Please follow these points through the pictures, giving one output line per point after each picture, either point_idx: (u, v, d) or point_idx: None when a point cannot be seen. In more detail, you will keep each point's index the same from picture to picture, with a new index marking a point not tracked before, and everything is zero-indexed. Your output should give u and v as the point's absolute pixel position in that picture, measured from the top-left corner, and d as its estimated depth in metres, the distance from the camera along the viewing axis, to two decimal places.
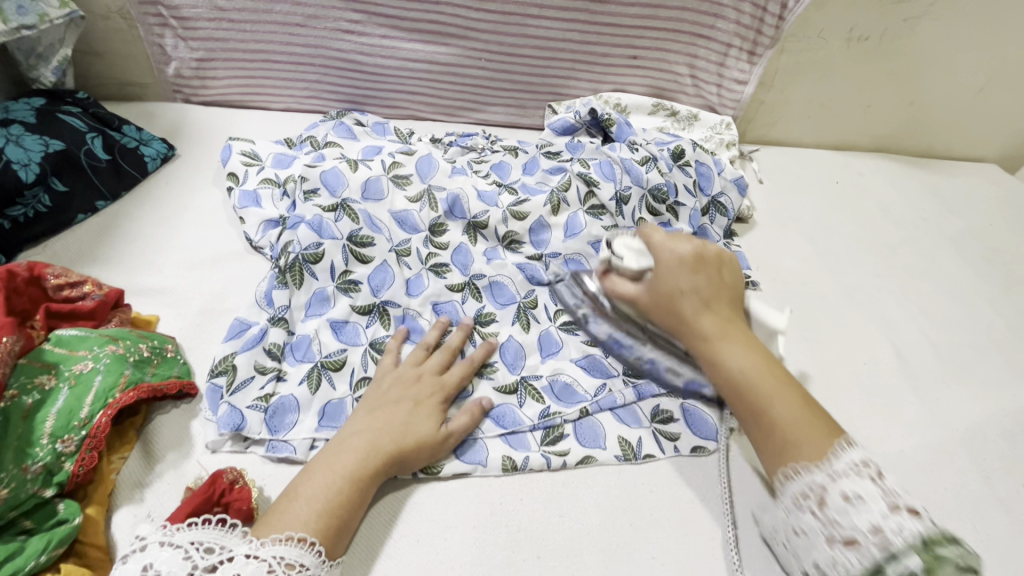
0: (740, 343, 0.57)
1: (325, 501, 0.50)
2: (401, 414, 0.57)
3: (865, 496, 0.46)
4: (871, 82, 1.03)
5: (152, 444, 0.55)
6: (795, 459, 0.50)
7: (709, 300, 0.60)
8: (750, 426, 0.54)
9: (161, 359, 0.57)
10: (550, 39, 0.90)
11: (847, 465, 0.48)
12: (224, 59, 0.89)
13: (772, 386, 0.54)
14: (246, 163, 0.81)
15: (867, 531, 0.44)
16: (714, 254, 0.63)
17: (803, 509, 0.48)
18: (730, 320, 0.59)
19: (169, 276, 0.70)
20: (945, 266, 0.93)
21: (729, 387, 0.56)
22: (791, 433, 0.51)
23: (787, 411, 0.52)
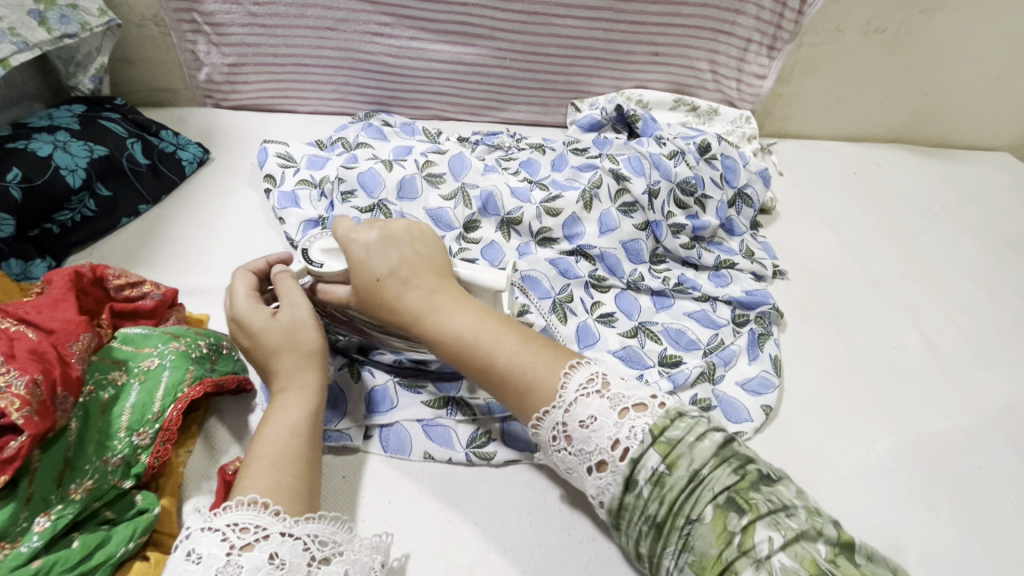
0: (457, 308, 0.53)
1: (274, 453, 0.49)
2: (274, 342, 0.54)
3: (596, 416, 0.45)
4: (888, 74, 1.04)
5: (215, 438, 0.56)
6: (530, 403, 0.49)
7: (408, 277, 0.54)
8: (489, 387, 0.51)
9: (219, 356, 0.59)
10: (574, 38, 0.92)
11: (575, 387, 0.47)
12: (255, 64, 0.91)
13: (499, 333, 0.51)
14: (282, 165, 0.83)
15: (609, 447, 0.45)
16: (405, 228, 0.57)
17: (562, 447, 0.47)
18: (440, 284, 0.54)
19: (215, 276, 0.72)
20: (965, 252, 0.95)
21: (453, 357, 0.51)
22: (484, 353, 0.50)
23: (511, 351, 0.50)
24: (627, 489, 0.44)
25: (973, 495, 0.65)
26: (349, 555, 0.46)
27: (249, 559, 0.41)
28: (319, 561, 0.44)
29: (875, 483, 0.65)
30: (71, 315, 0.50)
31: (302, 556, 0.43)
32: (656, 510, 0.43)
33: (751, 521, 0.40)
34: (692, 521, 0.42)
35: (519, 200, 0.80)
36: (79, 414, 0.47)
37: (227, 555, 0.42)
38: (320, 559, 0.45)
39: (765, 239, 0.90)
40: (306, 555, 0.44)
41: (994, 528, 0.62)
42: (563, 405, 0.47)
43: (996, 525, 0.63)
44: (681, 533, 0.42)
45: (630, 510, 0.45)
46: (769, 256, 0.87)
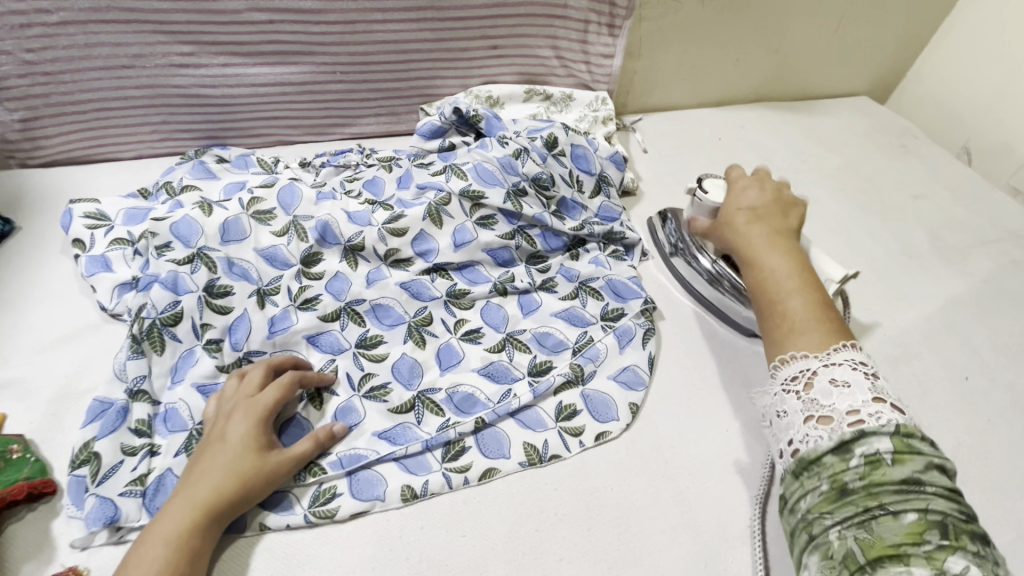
0: (776, 250, 0.63)
1: (145, 575, 0.46)
2: (221, 458, 0.53)
3: (850, 382, 0.50)
4: (733, 37, 1.04)
5: (5, 558, 0.50)
6: (796, 343, 0.55)
7: (764, 214, 0.68)
8: (764, 321, 0.59)
9: (4, 465, 0.54)
10: (404, 42, 0.87)
11: (843, 358, 0.52)
12: (52, 116, 0.82)
13: (794, 287, 0.59)
14: (90, 226, 0.75)
15: (844, 413, 0.48)
16: (775, 189, 0.71)
17: (789, 389, 0.53)
18: (777, 236, 0.65)
19: (17, 365, 0.64)
20: (824, 205, 0.97)
21: (755, 286, 0.62)
22: (782, 292, 0.59)
23: (800, 305, 0.58)
24: (835, 449, 0.46)
25: None
26: None
27: None
28: None
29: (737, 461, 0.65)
30: None
31: None
32: (853, 481, 0.44)
33: (952, 545, 0.39)
34: (884, 509, 0.41)
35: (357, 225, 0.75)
36: None
37: None
38: None
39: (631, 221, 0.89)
40: None
41: None
42: (823, 359, 0.52)
43: None
44: (863, 508, 0.42)
45: (821, 467, 0.46)
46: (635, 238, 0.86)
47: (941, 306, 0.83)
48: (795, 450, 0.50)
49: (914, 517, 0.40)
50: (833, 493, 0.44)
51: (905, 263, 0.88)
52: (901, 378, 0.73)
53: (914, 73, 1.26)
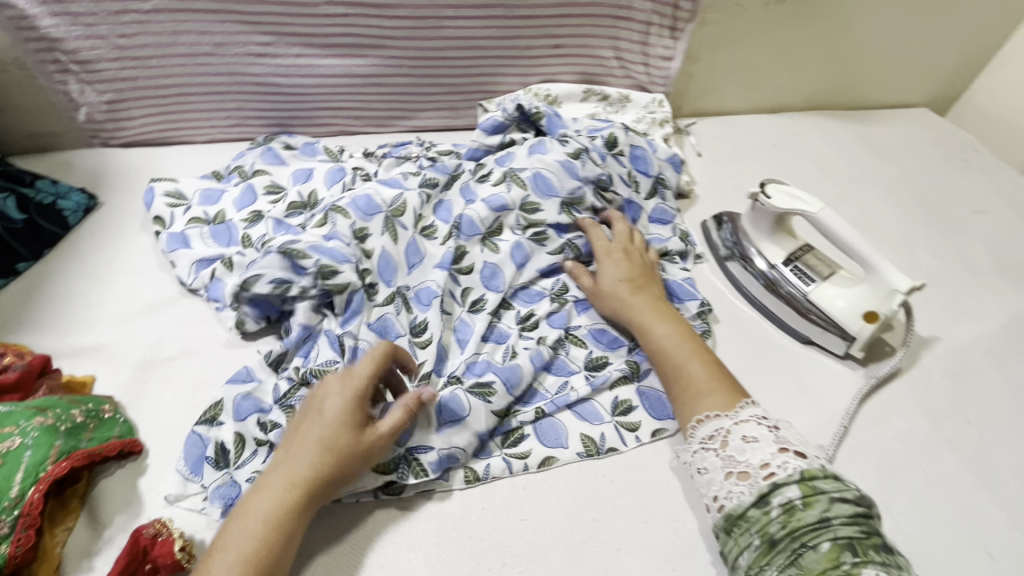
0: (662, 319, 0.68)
1: (242, 547, 0.48)
2: (314, 433, 0.53)
3: (759, 438, 0.53)
4: (794, 43, 1.04)
5: (98, 510, 0.54)
6: (708, 404, 0.58)
7: (636, 283, 0.72)
8: (672, 387, 0.63)
9: (97, 423, 0.56)
10: (469, 38, 0.89)
11: (749, 415, 0.56)
12: (136, 99, 0.86)
13: (687, 351, 0.64)
14: (170, 205, 0.79)
15: (757, 466, 0.51)
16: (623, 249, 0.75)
17: (706, 448, 0.55)
18: (658, 302, 0.69)
19: (104, 331, 0.68)
20: (882, 216, 0.95)
21: (656, 354, 0.65)
22: (684, 359, 0.63)
23: (702, 367, 0.62)
24: (757, 503, 0.49)
25: (888, 467, 0.65)
26: None
27: None
28: None
29: None
30: None
31: None
32: (777, 530, 0.47)
33: (863, 561, 0.44)
34: (807, 547, 0.46)
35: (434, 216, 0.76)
36: None
37: None
38: None
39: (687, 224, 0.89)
40: None
41: (907, 498, 0.63)
42: (733, 417, 0.56)
43: (908, 495, 0.63)
44: (792, 552, 0.46)
45: (750, 522, 0.49)
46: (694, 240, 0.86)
47: (1004, 323, 0.81)
48: (720, 507, 0.52)
49: (828, 547, 0.45)
50: (765, 546, 0.47)
51: (966, 279, 0.86)
52: (962, 394, 0.72)
53: (977, 86, 1.23)
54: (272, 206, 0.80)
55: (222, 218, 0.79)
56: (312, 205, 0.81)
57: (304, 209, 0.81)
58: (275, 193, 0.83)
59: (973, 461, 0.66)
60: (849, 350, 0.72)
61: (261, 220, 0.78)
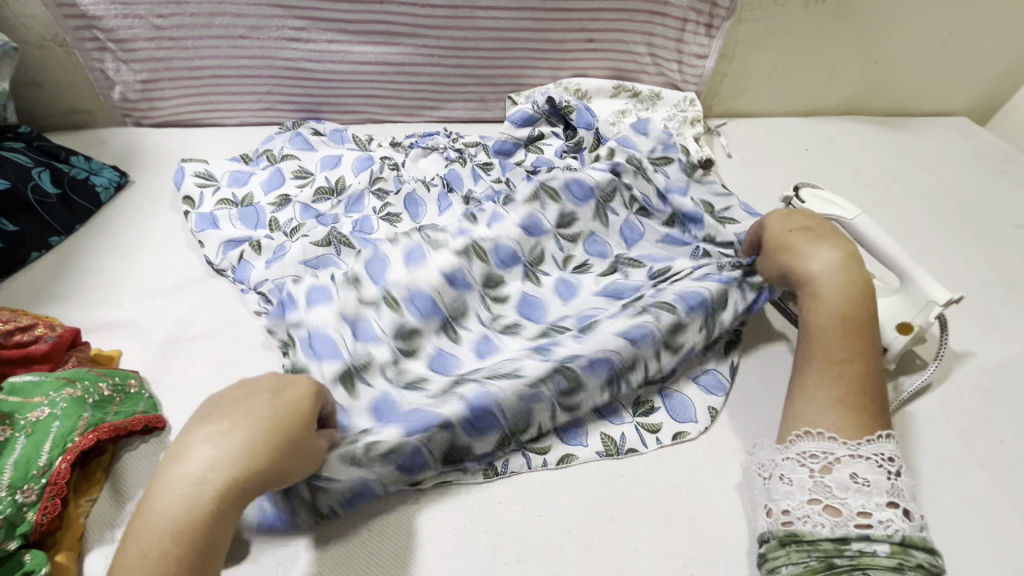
0: (830, 290, 0.61)
1: (171, 534, 0.41)
2: (257, 415, 0.46)
3: (871, 483, 0.51)
4: (833, 46, 1.01)
5: (121, 482, 0.54)
6: (835, 421, 0.56)
7: (825, 238, 0.64)
8: (803, 378, 0.60)
9: (123, 397, 0.56)
10: (502, 30, 0.88)
11: (874, 452, 0.53)
12: (170, 79, 0.87)
13: (834, 351, 0.59)
14: (200, 185, 0.80)
15: (856, 512, 0.50)
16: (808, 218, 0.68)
17: (803, 463, 0.54)
18: (847, 268, 0.62)
19: (131, 307, 0.69)
20: (917, 226, 0.93)
21: (812, 335, 0.61)
22: (835, 359, 0.59)
23: (833, 377, 0.58)
24: (834, 539, 0.49)
25: (917, 482, 0.63)
26: None
27: None
28: None
29: None
30: None
31: None
32: (839, 563, 0.48)
33: None
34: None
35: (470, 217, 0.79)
36: None
37: None
38: None
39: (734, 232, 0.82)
40: None
41: (935, 516, 0.61)
42: (851, 446, 0.54)
43: (936, 513, 0.61)
44: None
45: (813, 546, 0.50)
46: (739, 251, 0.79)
47: None
48: (787, 522, 0.52)
49: None
50: (820, 568, 0.49)
51: (1003, 294, 0.84)
52: (996, 412, 0.70)
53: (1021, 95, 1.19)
54: (300, 190, 0.81)
55: (251, 200, 0.79)
56: (340, 191, 0.82)
57: (331, 194, 0.81)
58: (303, 177, 0.83)
59: (1006, 482, 0.64)
60: (881, 361, 0.71)
61: (288, 204, 0.79)
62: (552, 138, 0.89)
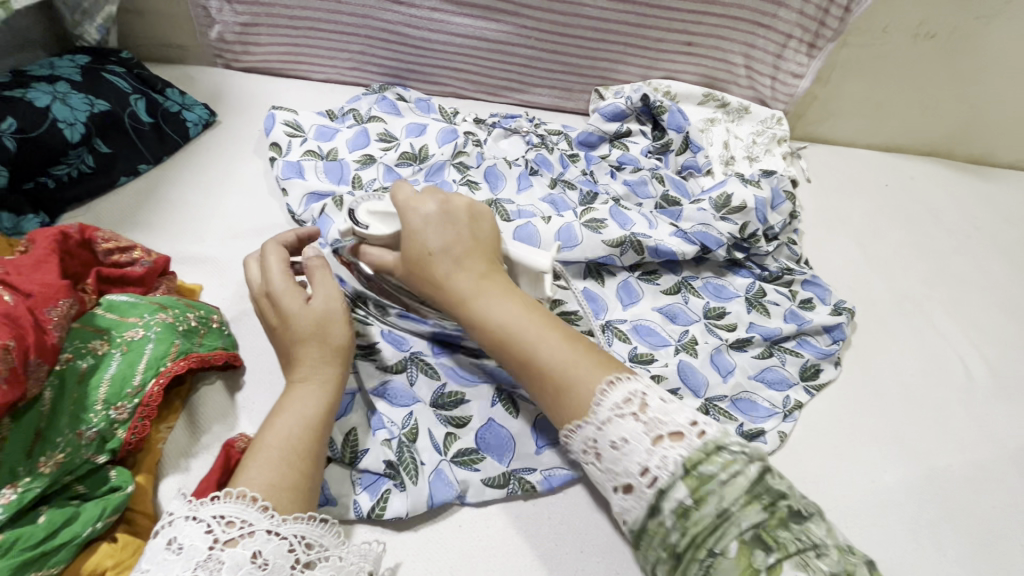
0: (496, 296, 0.51)
1: (285, 446, 0.47)
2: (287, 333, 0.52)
3: (629, 439, 0.43)
4: (935, 83, 0.97)
5: (198, 414, 0.54)
6: (570, 404, 0.46)
7: (461, 258, 0.52)
8: (530, 381, 0.49)
9: (208, 330, 0.56)
10: (605, 21, 0.87)
11: (611, 407, 0.44)
12: (269, 26, 0.87)
13: (539, 332, 0.49)
14: (289, 134, 0.80)
15: (639, 475, 0.42)
16: (465, 205, 0.54)
17: (586, 457, 0.46)
18: (490, 269, 0.52)
19: (213, 245, 0.69)
20: (996, 278, 0.90)
21: (500, 344, 0.50)
22: (534, 344, 0.49)
23: (552, 350, 0.48)
24: None
25: (983, 537, 0.62)
26: (335, 560, 0.44)
27: (233, 554, 0.39)
28: (302, 564, 0.42)
29: (880, 515, 0.63)
30: (50, 278, 0.47)
31: (286, 557, 0.41)
32: None
33: None
34: None
35: (553, 204, 0.78)
36: (54, 382, 0.45)
37: (210, 548, 0.40)
38: (305, 563, 0.42)
39: (812, 273, 0.82)
40: (291, 556, 0.42)
41: (1001, 574, 0.60)
42: (595, 424, 0.45)
43: (1003, 571, 0.60)
44: None
45: None
46: (821, 296, 0.79)
47: None
48: None
49: None
50: None
51: None
52: None
53: None
54: (384, 152, 0.81)
55: (335, 156, 0.79)
56: (423, 158, 0.81)
57: (414, 161, 0.81)
58: (388, 141, 0.82)
59: None
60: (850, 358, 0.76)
61: (373, 163, 0.79)
62: (639, 136, 0.89)
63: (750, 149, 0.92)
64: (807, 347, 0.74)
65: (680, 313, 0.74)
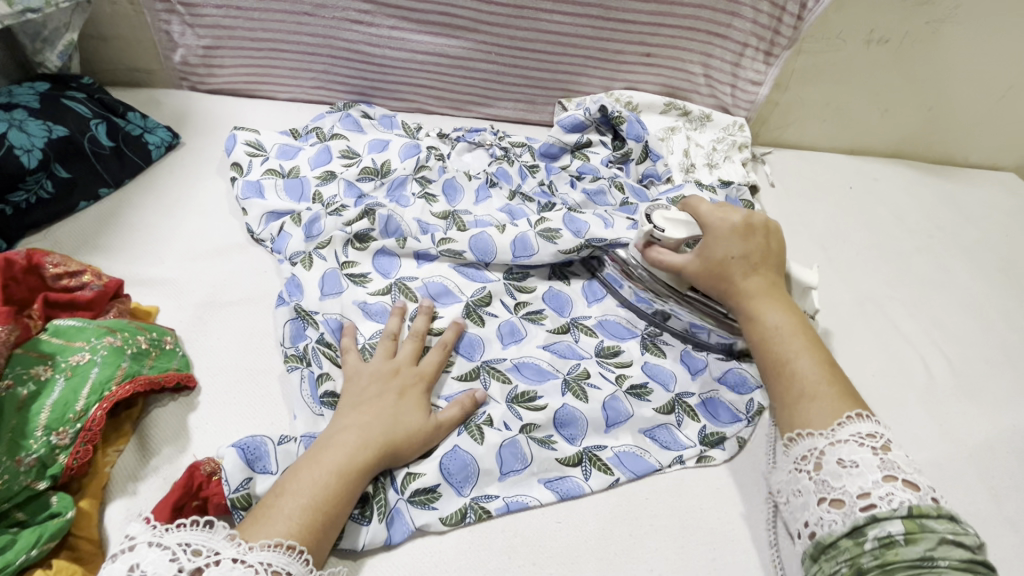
0: (774, 305, 0.61)
1: (314, 495, 0.48)
2: (387, 407, 0.56)
3: (860, 463, 0.48)
4: (892, 86, 0.99)
5: (148, 437, 0.54)
6: (806, 415, 0.53)
7: (756, 264, 0.62)
8: (770, 377, 0.57)
9: (159, 352, 0.56)
10: (563, 35, 0.89)
11: (851, 434, 0.50)
12: (231, 48, 0.88)
13: (800, 345, 0.56)
14: (250, 153, 0.81)
15: (855, 495, 0.47)
16: (762, 224, 0.64)
17: (799, 469, 0.51)
18: (772, 286, 0.61)
19: (172, 267, 0.70)
20: (958, 277, 0.91)
21: (757, 344, 0.59)
22: (812, 385, 0.53)
23: (810, 369, 0.55)
24: (849, 532, 0.46)
25: None
26: None
27: None
28: None
29: None
30: None
31: None
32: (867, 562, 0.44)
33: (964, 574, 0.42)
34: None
35: (512, 215, 0.78)
36: None
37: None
38: None
39: None
40: None
41: None
42: (830, 438, 0.50)
43: None
44: None
45: (838, 550, 0.46)
46: None
47: None
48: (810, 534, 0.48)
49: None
50: None
51: None
52: None
53: None
54: (345, 168, 0.81)
55: (297, 173, 0.80)
56: (384, 173, 0.82)
57: (375, 176, 0.81)
58: (350, 158, 0.83)
59: None
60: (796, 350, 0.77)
61: (333, 179, 0.79)
62: (600, 146, 0.91)
63: (710, 157, 0.94)
64: None
65: None
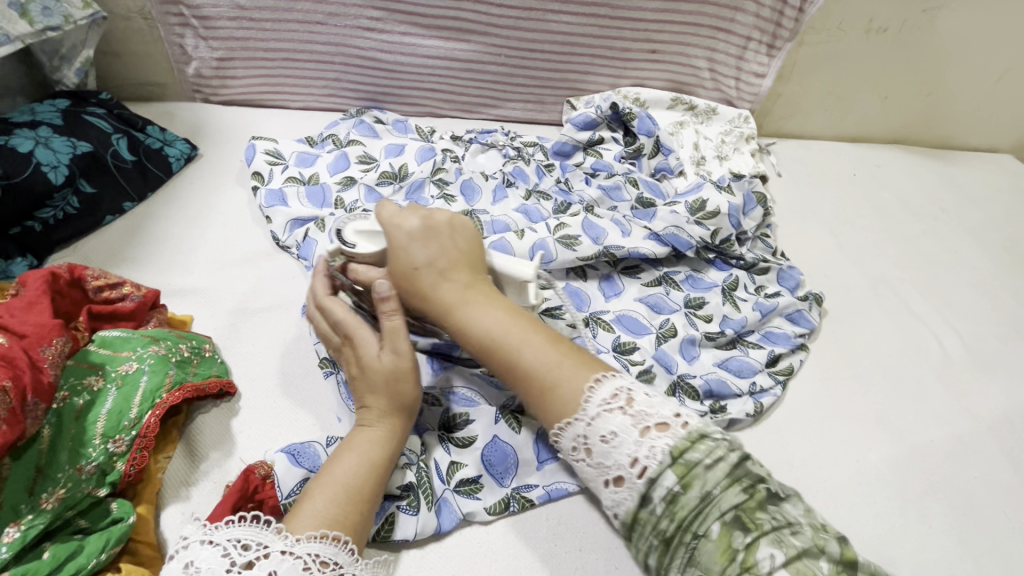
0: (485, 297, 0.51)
1: (352, 478, 0.49)
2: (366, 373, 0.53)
3: (618, 433, 0.44)
4: (890, 73, 1.01)
5: (196, 443, 0.55)
6: (555, 407, 0.46)
7: (446, 269, 0.51)
8: (506, 378, 0.49)
9: (200, 359, 0.57)
10: (571, 35, 0.90)
11: (601, 403, 0.45)
12: (244, 59, 0.89)
13: (525, 333, 0.49)
14: (270, 162, 0.82)
15: (628, 466, 0.43)
16: (445, 219, 0.53)
17: (580, 458, 0.46)
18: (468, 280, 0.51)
19: (201, 276, 0.71)
20: (965, 257, 0.93)
21: (477, 348, 0.49)
22: (546, 377, 0.47)
23: (537, 357, 0.48)
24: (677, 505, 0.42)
25: (966, 506, 0.64)
26: None
27: None
28: None
29: (869, 493, 0.64)
30: (42, 318, 0.48)
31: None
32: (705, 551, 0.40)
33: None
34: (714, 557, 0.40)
35: (529, 215, 0.80)
36: (51, 420, 0.46)
37: (226, 571, 0.41)
38: None
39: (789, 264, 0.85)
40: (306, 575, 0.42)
41: (986, 540, 0.62)
42: (586, 421, 0.45)
43: (988, 538, 0.62)
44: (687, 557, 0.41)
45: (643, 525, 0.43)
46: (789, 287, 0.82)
47: None
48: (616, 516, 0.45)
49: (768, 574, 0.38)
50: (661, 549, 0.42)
51: None
52: None
53: None
54: (363, 174, 0.83)
55: (317, 180, 0.81)
56: (402, 177, 0.83)
57: (394, 179, 0.83)
58: (367, 163, 0.84)
59: None
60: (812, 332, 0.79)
61: (354, 185, 0.81)
62: (611, 143, 0.92)
63: (719, 149, 0.96)
64: (775, 338, 0.76)
65: (661, 303, 0.76)
